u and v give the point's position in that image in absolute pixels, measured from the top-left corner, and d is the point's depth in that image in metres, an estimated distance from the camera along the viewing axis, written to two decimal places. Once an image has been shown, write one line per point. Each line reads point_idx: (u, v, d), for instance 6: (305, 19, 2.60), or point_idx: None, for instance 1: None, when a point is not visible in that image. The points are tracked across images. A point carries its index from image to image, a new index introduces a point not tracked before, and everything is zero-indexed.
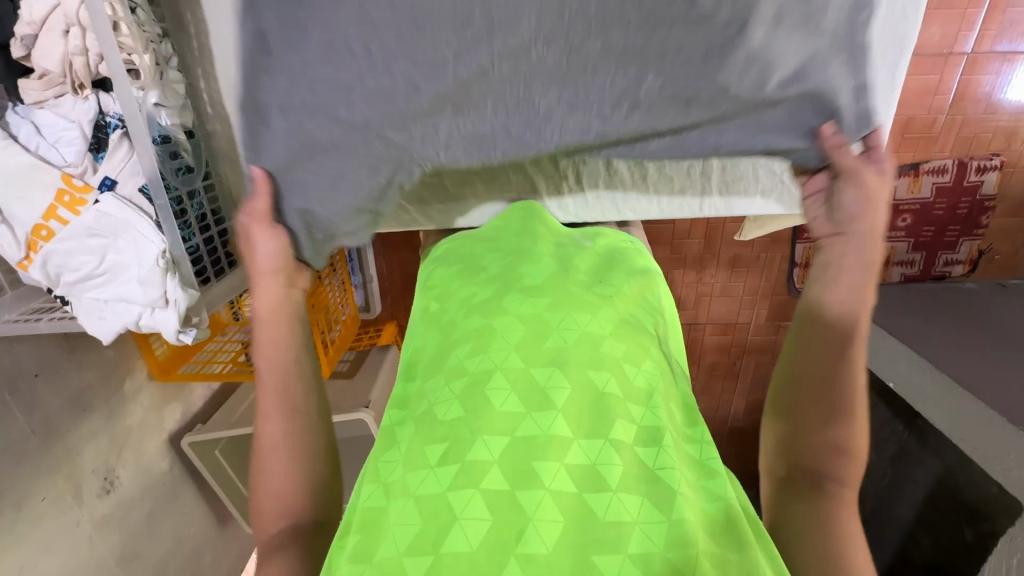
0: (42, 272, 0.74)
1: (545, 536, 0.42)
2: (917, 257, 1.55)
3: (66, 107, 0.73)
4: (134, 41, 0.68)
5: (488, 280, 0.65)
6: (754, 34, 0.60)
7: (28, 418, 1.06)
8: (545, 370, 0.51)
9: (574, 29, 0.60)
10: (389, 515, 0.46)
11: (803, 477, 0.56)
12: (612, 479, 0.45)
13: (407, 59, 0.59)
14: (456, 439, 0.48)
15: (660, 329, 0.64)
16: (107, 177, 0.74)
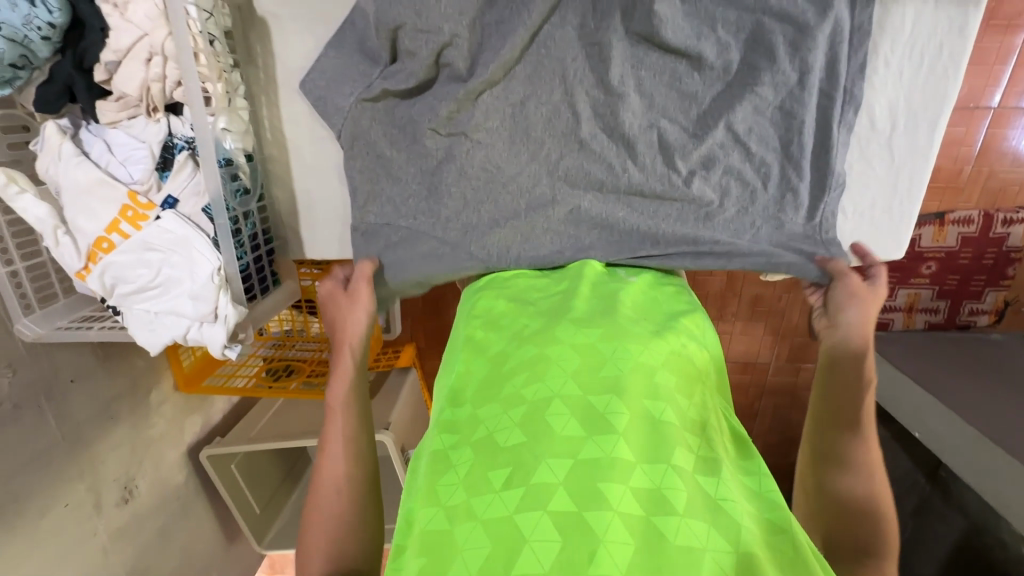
0: (99, 282, 0.77)
1: (617, 559, 0.43)
2: (941, 305, 1.54)
3: (138, 128, 0.77)
4: (210, 71, 0.72)
5: (536, 312, 0.67)
6: (728, 206, 0.80)
7: (60, 424, 1.08)
8: (602, 397, 0.53)
9: (603, 187, 0.79)
10: (456, 540, 0.47)
11: (843, 554, 0.58)
12: (677, 504, 0.46)
13: (490, 205, 0.79)
14: (520, 465, 0.50)
15: (712, 364, 0.64)
16: (170, 195, 0.78)
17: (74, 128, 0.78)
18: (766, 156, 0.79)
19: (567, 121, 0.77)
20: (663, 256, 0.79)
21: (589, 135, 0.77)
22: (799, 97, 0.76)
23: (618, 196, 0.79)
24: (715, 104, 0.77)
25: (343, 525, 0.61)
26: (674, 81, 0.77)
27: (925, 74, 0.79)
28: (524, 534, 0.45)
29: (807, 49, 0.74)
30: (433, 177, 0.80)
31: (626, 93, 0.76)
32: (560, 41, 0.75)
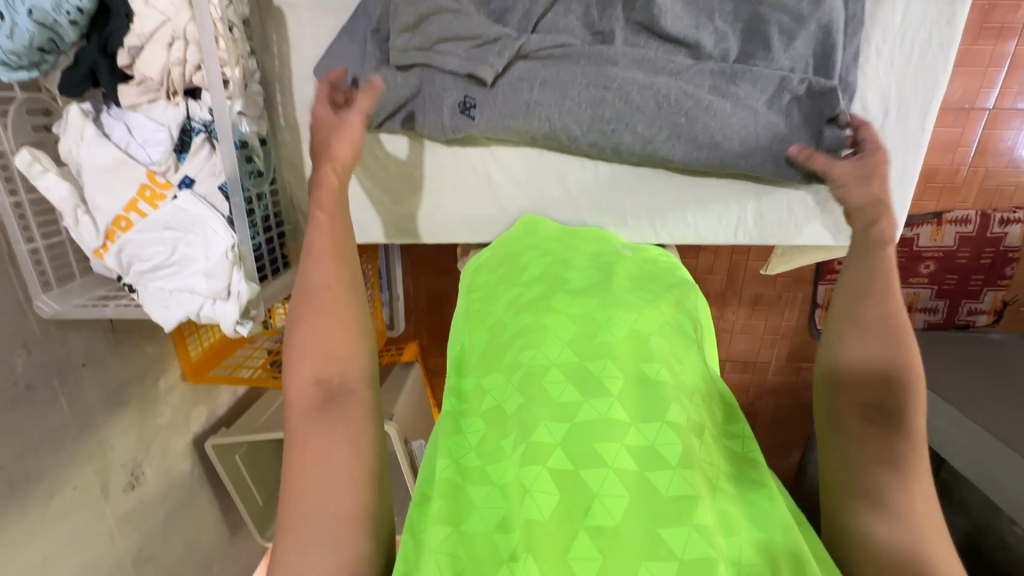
0: (116, 260, 0.80)
1: (611, 511, 0.46)
2: (940, 304, 1.56)
3: (158, 111, 0.80)
4: (229, 55, 0.75)
5: (530, 281, 0.69)
6: (724, 130, 0.84)
7: (71, 407, 1.10)
8: (598, 361, 0.55)
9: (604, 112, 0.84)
10: (471, 496, 0.52)
11: (857, 410, 0.54)
12: (671, 458, 0.49)
13: (501, 117, 0.84)
14: (521, 427, 0.52)
15: (696, 331, 0.68)
16: (186, 175, 0.81)
17: (95, 112, 0.82)
18: (759, 127, 0.84)
19: (587, 90, 0.83)
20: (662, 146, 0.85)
21: (605, 103, 0.84)
22: (797, 73, 0.83)
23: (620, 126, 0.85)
24: (714, 84, 0.84)
25: (344, 363, 0.55)
26: (676, 62, 0.84)
27: (915, 64, 0.83)
28: (526, 488, 0.48)
29: (801, 32, 0.81)
30: None
31: (629, 69, 0.83)
32: (576, 25, 0.84)
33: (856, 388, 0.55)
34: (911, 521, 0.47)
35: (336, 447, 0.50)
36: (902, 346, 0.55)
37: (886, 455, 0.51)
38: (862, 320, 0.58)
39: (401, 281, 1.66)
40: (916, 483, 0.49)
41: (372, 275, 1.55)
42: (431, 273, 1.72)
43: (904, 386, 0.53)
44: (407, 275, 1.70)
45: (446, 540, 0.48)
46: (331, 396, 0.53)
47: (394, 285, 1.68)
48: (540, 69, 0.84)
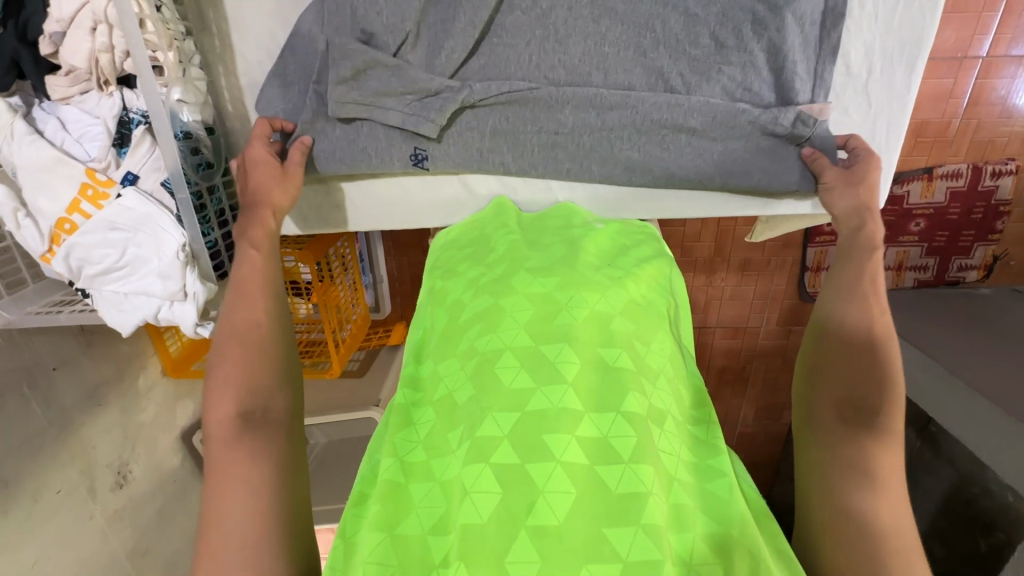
0: (65, 264, 0.75)
1: (556, 509, 0.52)
2: (930, 261, 1.54)
3: (91, 103, 0.74)
4: (159, 38, 0.69)
5: (490, 263, 0.77)
6: (686, 156, 0.81)
7: (45, 410, 1.08)
8: (557, 349, 0.63)
9: (562, 144, 0.82)
10: (411, 494, 0.60)
11: (847, 404, 0.58)
12: (624, 451, 0.55)
13: (452, 153, 0.83)
14: (473, 419, 0.59)
15: (668, 307, 0.77)
16: (129, 171, 0.76)
17: (26, 107, 0.76)
18: (719, 160, 0.81)
19: (539, 135, 0.81)
20: (621, 179, 0.84)
21: (561, 129, 0.81)
22: (755, 93, 0.79)
23: (576, 156, 0.83)
24: (668, 111, 0.79)
25: (264, 392, 0.58)
26: (627, 91, 0.79)
27: (902, 11, 0.78)
28: (467, 488, 0.55)
29: (752, 50, 0.77)
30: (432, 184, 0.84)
31: (583, 53, 0.78)
32: (517, 63, 0.79)
33: (833, 392, 0.59)
34: (882, 512, 0.51)
35: (252, 470, 0.52)
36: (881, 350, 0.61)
37: (857, 453, 0.54)
38: (848, 331, 0.63)
39: (383, 262, 1.62)
40: (890, 480, 0.53)
41: (350, 259, 1.49)
42: (415, 252, 1.68)
43: (880, 389, 0.58)
44: (389, 255, 1.66)
45: (379, 546, 0.55)
46: (253, 417, 0.55)
47: (377, 267, 1.64)
48: (488, 116, 0.81)
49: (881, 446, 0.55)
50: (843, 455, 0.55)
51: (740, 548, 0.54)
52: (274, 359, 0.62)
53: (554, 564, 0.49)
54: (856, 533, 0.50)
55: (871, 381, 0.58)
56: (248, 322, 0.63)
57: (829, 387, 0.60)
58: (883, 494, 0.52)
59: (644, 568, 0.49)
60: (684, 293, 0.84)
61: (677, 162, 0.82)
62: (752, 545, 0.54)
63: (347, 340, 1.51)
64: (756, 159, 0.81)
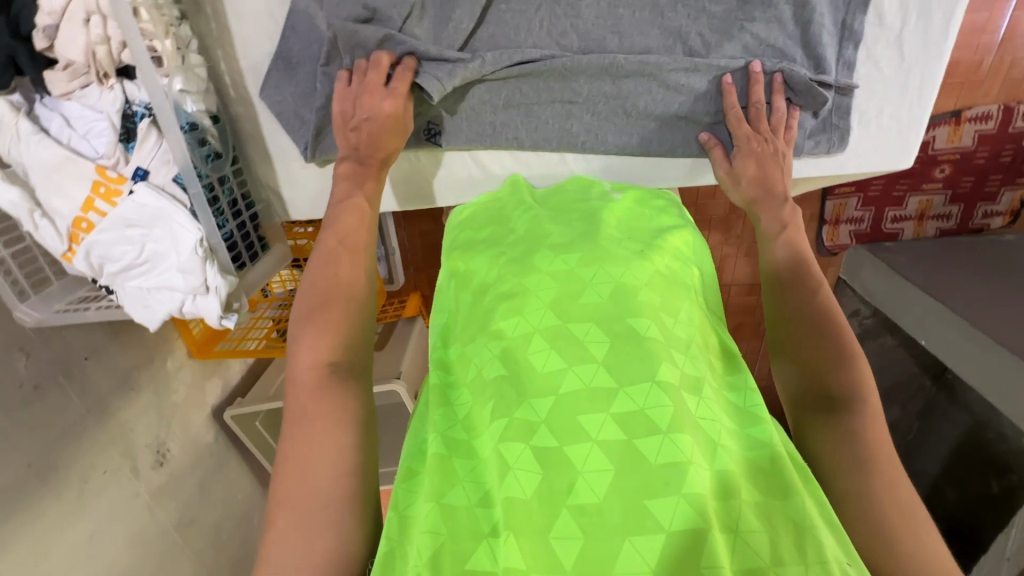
0: (86, 263, 0.76)
1: (595, 488, 0.54)
2: (954, 209, 1.50)
3: (93, 98, 0.72)
4: (155, 27, 0.66)
5: (514, 241, 0.78)
6: (703, 122, 0.79)
7: (83, 399, 1.11)
8: (585, 326, 0.65)
9: (576, 117, 0.80)
10: (455, 467, 0.61)
11: (822, 368, 0.62)
12: (664, 424, 0.56)
13: (465, 133, 0.82)
14: (504, 400, 0.61)
15: (695, 278, 0.76)
16: (139, 166, 0.75)
17: (28, 104, 0.74)
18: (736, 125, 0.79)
19: (554, 106, 0.80)
20: (642, 151, 0.83)
21: (574, 101, 0.79)
22: (780, 50, 0.74)
23: (591, 129, 0.81)
24: (686, 77, 0.76)
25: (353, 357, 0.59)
26: (643, 55, 0.75)
27: None
28: (509, 464, 0.57)
29: (777, 5, 0.72)
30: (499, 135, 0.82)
31: (596, 17, 0.73)
32: (527, 30, 0.75)
33: (809, 382, 0.63)
34: (888, 487, 0.54)
35: (335, 437, 0.53)
36: (838, 328, 0.65)
37: (849, 437, 0.58)
38: (799, 312, 0.67)
39: (394, 234, 1.62)
40: (887, 455, 0.57)
41: None
42: (425, 222, 1.67)
43: (848, 369, 0.62)
44: (399, 227, 1.65)
45: (431, 516, 0.57)
46: (340, 376, 0.57)
47: (388, 239, 1.63)
48: (500, 91, 0.79)
49: (867, 426, 0.58)
50: (834, 439, 0.58)
51: (783, 514, 0.54)
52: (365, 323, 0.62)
53: (597, 541, 0.51)
54: (870, 513, 0.53)
55: (833, 363, 0.62)
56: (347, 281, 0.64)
57: (799, 376, 0.64)
58: (879, 453, 0.57)
59: (687, 536, 0.50)
60: (710, 260, 0.82)
61: (695, 131, 0.80)
62: (798, 515, 0.54)
63: None
64: None
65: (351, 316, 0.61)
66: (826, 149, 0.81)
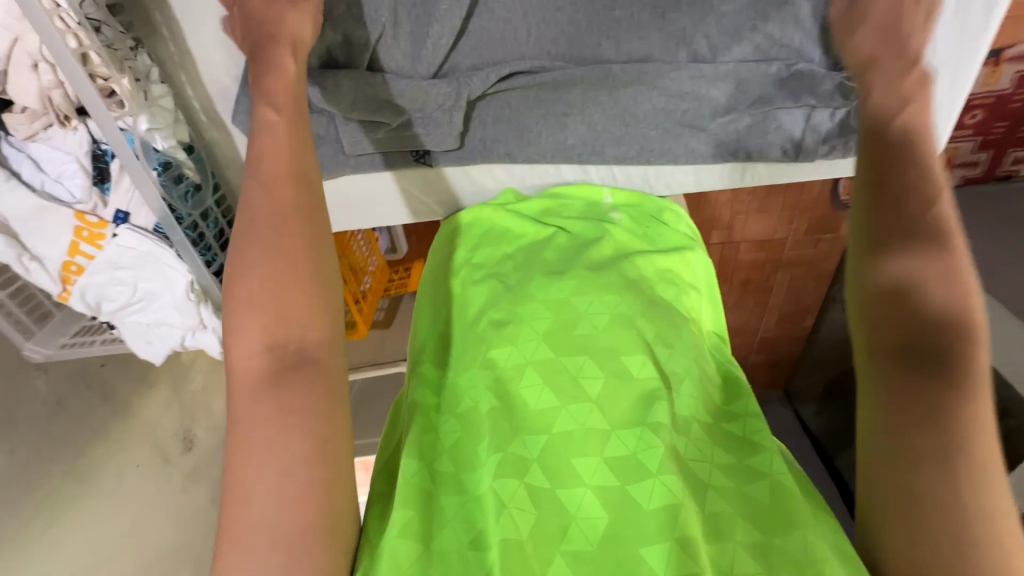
0: (83, 303, 0.77)
1: (589, 534, 0.55)
2: (983, 157, 1.08)
3: (58, 140, 0.68)
4: (109, 67, 0.62)
5: (515, 266, 0.77)
6: (708, 128, 0.73)
7: (107, 405, 1.15)
8: (579, 359, 0.66)
9: (570, 128, 0.75)
10: (441, 504, 0.59)
11: (924, 320, 0.50)
12: (653, 468, 0.58)
13: (453, 155, 0.79)
14: (503, 437, 0.61)
15: (691, 304, 0.76)
16: (119, 209, 0.73)
17: None
18: (744, 131, 0.73)
19: (546, 118, 0.74)
20: (643, 162, 0.77)
21: (569, 112, 0.74)
22: (795, 50, 0.67)
23: (586, 141, 0.76)
24: (690, 84, 0.69)
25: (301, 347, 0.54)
26: (642, 63, 0.68)
27: None
28: (504, 504, 0.57)
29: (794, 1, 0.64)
30: (486, 150, 0.78)
31: (589, 23, 0.66)
32: (513, 38, 0.68)
33: (887, 328, 0.51)
34: (963, 468, 0.45)
35: (280, 435, 0.50)
36: (946, 267, 0.51)
37: (943, 415, 0.46)
38: (895, 243, 0.53)
39: None
40: (972, 429, 0.46)
41: None
42: None
43: (960, 329, 0.49)
44: None
45: (415, 561, 0.55)
46: (286, 367, 0.53)
47: None
48: (488, 107, 0.74)
49: (964, 396, 0.47)
50: (900, 402, 0.49)
51: (783, 555, 0.54)
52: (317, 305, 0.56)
53: None
54: (919, 492, 0.46)
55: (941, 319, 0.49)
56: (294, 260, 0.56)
57: (879, 319, 0.52)
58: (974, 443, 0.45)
59: None
60: (712, 281, 0.81)
61: (701, 139, 0.74)
62: (798, 553, 0.54)
63: (370, 291, 1.48)
64: (785, 136, 0.73)
65: (299, 301, 0.55)
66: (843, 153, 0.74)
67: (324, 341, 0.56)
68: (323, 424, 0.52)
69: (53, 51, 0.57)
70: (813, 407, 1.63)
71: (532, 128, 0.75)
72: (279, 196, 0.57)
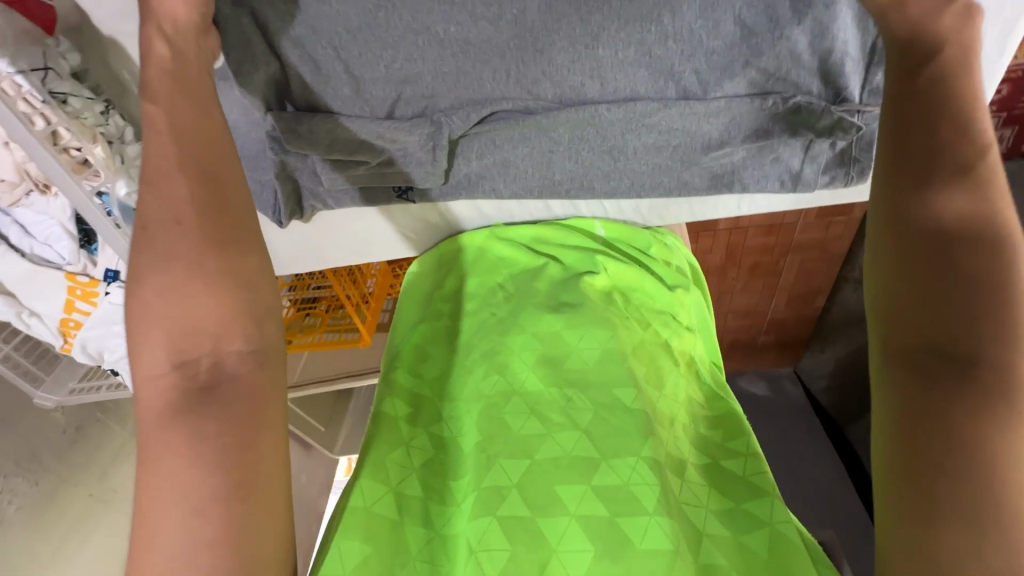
0: (85, 354, 0.78)
1: (570, 572, 0.51)
2: (1006, 133, 1.00)
3: (41, 205, 0.69)
4: (81, 139, 0.62)
5: (508, 295, 0.76)
6: (702, 161, 0.70)
7: (125, 429, 1.19)
8: (567, 395, 0.64)
9: (558, 166, 0.72)
10: (406, 539, 0.57)
11: (946, 313, 0.40)
12: (647, 505, 0.54)
13: (438, 194, 0.77)
14: (477, 467, 0.59)
15: (688, 342, 0.74)
16: (108, 268, 0.73)
17: None
18: (738, 163, 0.71)
19: (531, 155, 0.71)
20: (636, 196, 0.75)
21: (556, 150, 0.71)
22: (791, 83, 0.63)
23: (575, 177, 0.73)
24: (680, 121, 0.65)
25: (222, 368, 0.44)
26: (629, 102, 0.65)
27: None
28: (473, 547, 0.54)
29: (789, 35, 0.59)
30: (471, 186, 0.75)
31: (572, 61, 0.62)
32: (493, 79, 0.64)
33: (904, 327, 0.41)
34: (995, 518, 0.35)
35: (195, 471, 0.40)
36: (985, 246, 0.40)
37: (963, 441, 0.37)
38: (917, 209, 0.42)
39: None
40: (1007, 469, 0.36)
41: None
42: None
43: (990, 326, 0.38)
44: None
45: None
46: (201, 392, 0.43)
47: None
48: (471, 144, 0.71)
49: (991, 416, 0.37)
50: (915, 426, 0.39)
51: None
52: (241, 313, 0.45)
53: None
54: (941, 552, 0.36)
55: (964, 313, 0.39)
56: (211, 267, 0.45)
57: (893, 312, 0.42)
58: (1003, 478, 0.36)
59: None
60: (709, 314, 0.81)
61: (693, 172, 0.71)
62: None
63: (373, 292, 1.41)
64: (781, 169, 0.70)
65: (210, 320, 0.44)
66: (843, 184, 0.71)
67: (249, 354, 0.45)
68: (250, 452, 0.42)
69: (18, 134, 0.59)
70: (823, 383, 1.52)
71: (517, 165, 0.72)
72: (180, 215, 0.45)
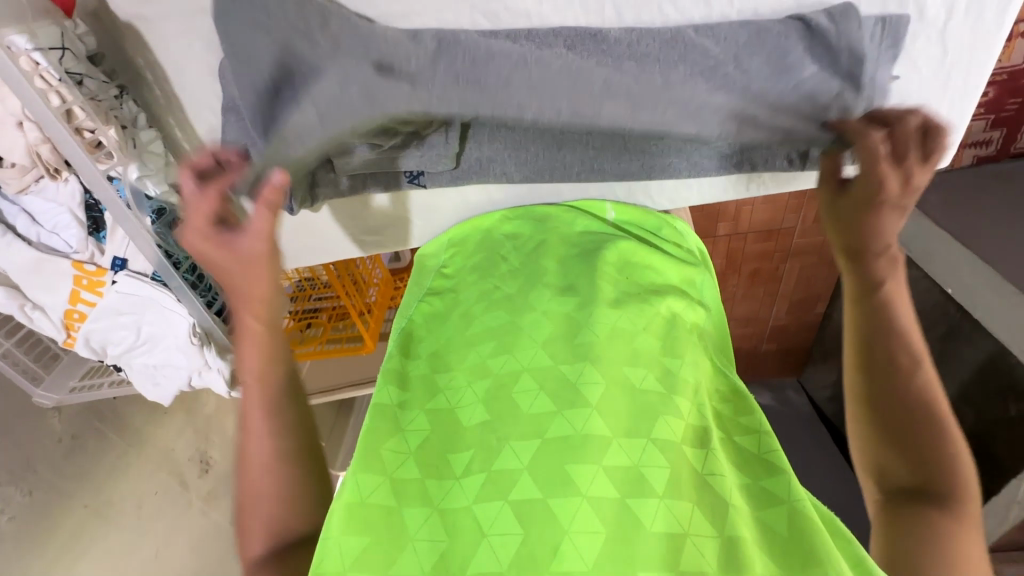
0: (89, 348, 0.78)
1: (583, 554, 0.48)
2: (995, 135, 1.00)
3: (51, 192, 0.71)
4: (96, 121, 0.63)
5: (511, 271, 0.77)
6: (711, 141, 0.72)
7: (121, 438, 1.16)
8: (579, 371, 0.62)
9: (570, 146, 0.74)
10: (403, 518, 0.54)
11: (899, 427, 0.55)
12: (657, 487, 0.52)
13: (451, 178, 0.77)
14: (484, 448, 0.58)
15: (703, 321, 0.72)
16: (116, 256, 0.75)
17: None
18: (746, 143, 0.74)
19: (544, 138, 0.74)
20: (647, 177, 0.78)
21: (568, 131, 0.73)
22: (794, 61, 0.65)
23: (587, 157, 0.76)
24: (693, 102, 0.66)
25: (290, 515, 0.56)
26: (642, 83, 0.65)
27: None
28: (484, 530, 0.52)
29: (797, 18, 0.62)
30: (482, 168, 0.76)
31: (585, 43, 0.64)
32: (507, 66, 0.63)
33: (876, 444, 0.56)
34: None
35: None
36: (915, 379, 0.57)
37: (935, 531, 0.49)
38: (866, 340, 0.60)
39: None
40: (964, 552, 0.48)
41: None
42: None
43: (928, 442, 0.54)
44: None
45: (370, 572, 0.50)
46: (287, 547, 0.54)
47: None
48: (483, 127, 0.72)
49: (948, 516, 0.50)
50: (906, 516, 0.51)
51: None
52: (307, 476, 0.58)
53: None
54: None
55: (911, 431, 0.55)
56: (281, 410, 0.59)
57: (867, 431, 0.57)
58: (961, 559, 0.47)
59: None
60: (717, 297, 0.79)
61: (702, 151, 0.75)
62: None
63: (375, 302, 1.40)
64: (789, 147, 0.73)
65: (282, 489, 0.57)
66: None
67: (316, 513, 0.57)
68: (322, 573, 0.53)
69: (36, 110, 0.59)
70: (827, 392, 1.52)
71: (529, 147, 0.74)
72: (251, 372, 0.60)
